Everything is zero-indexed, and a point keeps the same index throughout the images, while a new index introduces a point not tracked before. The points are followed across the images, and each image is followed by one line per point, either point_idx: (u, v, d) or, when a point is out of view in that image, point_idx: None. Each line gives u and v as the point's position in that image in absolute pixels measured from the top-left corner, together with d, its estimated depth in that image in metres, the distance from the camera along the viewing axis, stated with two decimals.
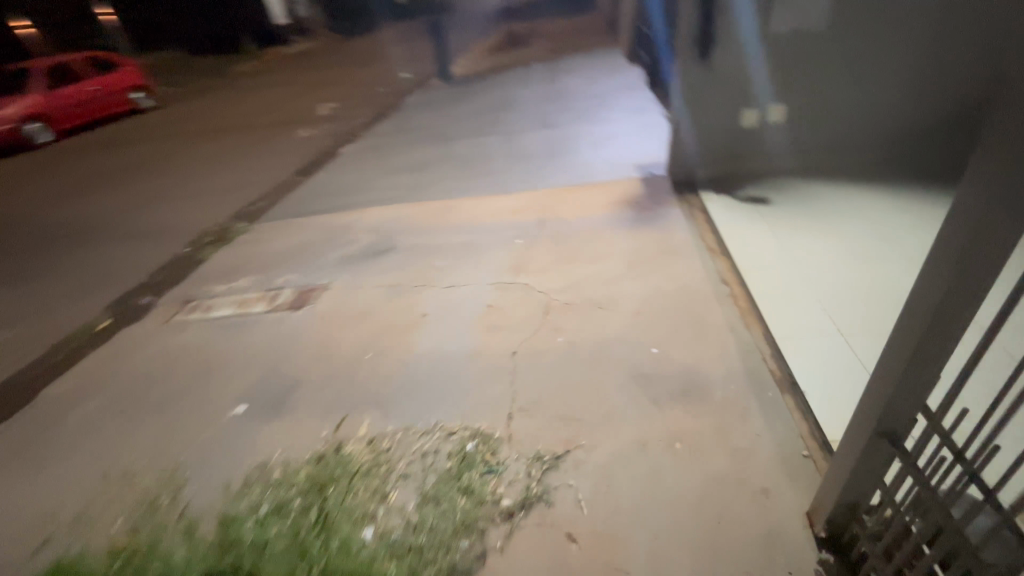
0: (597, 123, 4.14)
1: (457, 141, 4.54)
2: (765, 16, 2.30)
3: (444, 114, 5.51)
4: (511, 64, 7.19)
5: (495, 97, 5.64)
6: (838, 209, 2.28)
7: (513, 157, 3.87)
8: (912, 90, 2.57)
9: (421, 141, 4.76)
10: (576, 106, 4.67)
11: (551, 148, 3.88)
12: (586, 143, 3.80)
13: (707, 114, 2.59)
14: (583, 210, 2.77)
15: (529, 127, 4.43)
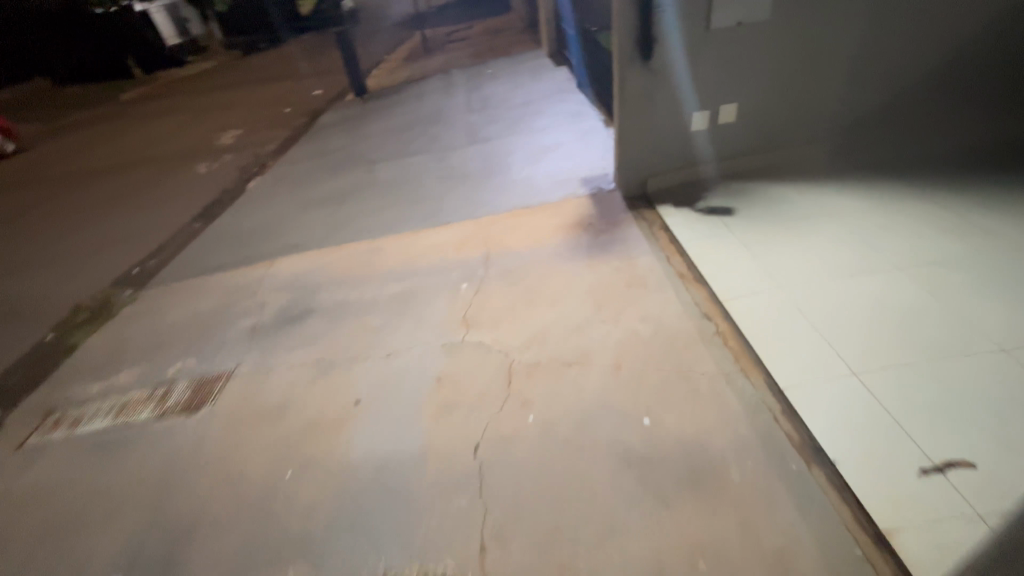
0: (531, 134, 3.83)
1: (380, 163, 4.09)
2: (708, 10, 2.06)
3: (362, 133, 4.99)
4: (430, 72, 6.79)
5: (416, 110, 5.22)
6: (807, 214, 2.10)
7: (444, 179, 3.49)
8: (893, 66, 2.26)
9: (339, 167, 4.26)
10: (506, 114, 4.35)
11: (485, 164, 3.54)
12: (523, 157, 3.48)
13: (653, 122, 2.36)
14: (532, 238, 2.44)
15: (457, 142, 4.06)
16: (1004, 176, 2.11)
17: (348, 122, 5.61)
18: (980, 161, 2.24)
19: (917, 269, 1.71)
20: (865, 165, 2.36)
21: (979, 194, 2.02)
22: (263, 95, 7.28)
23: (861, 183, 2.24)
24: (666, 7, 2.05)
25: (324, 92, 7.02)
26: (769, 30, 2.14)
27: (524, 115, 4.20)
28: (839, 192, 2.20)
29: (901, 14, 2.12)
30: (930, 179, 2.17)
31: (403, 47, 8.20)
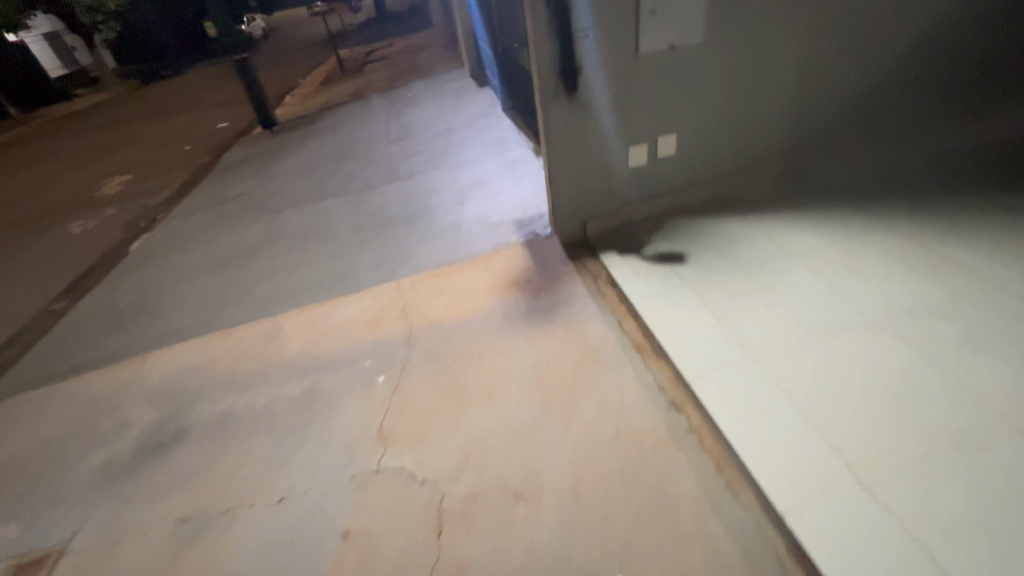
0: (457, 168, 3.46)
1: (286, 209, 3.58)
2: (636, 33, 1.78)
3: (268, 172, 4.41)
4: (345, 98, 6.30)
5: (329, 141, 4.72)
6: (765, 257, 1.86)
7: (360, 227, 3.06)
8: (834, 81, 2.08)
9: (238, 215, 3.70)
10: (428, 145, 3.97)
11: (406, 207, 3.14)
12: (448, 197, 3.11)
13: (586, 159, 2.06)
14: (461, 304, 2.06)
15: (375, 180, 3.63)
16: (959, 191, 1.98)
17: (253, 159, 5.00)
18: (930, 174, 2.11)
19: (898, 324, 1.49)
20: (816, 189, 2.17)
21: (939, 218, 1.87)
22: (156, 133, 6.47)
23: (816, 213, 2.05)
24: (587, 32, 1.75)
25: (227, 125, 6.33)
26: (705, 53, 1.89)
27: (447, 145, 3.84)
28: (794, 227, 2.00)
29: (839, 27, 1.94)
30: (885, 204, 2.00)
31: (316, 70, 7.61)
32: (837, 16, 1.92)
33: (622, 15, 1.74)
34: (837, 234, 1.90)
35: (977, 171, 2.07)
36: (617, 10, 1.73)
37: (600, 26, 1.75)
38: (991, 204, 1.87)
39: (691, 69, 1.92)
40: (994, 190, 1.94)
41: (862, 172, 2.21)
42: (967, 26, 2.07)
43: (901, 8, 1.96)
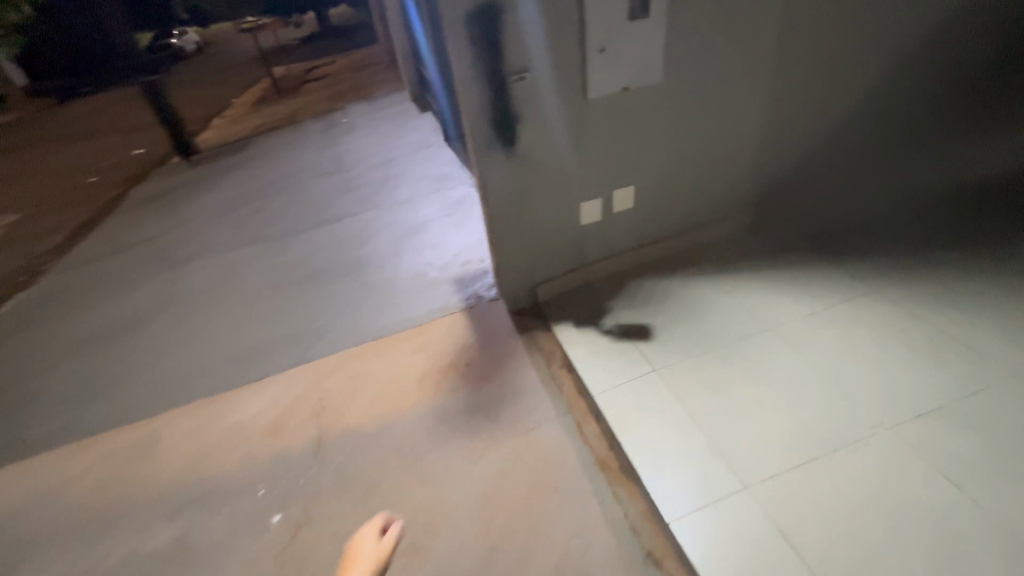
0: (393, 209, 3.05)
1: (191, 258, 3.05)
2: (583, 75, 1.48)
3: (176, 212, 3.83)
4: (276, 121, 5.78)
5: (251, 173, 4.20)
6: (742, 333, 1.60)
7: (275, 283, 2.59)
8: (805, 124, 1.86)
9: (133, 266, 3.14)
10: (362, 178, 3.55)
11: (332, 257, 2.69)
12: (381, 244, 2.70)
13: (531, 219, 1.75)
14: (388, 402, 1.68)
15: (299, 221, 3.16)
16: (943, 243, 1.80)
17: (164, 195, 4.39)
18: (909, 221, 1.93)
19: (908, 429, 1.26)
20: (790, 241, 1.96)
21: (926, 278, 1.67)
22: (53, 163, 5.68)
23: (793, 272, 1.81)
24: (524, 76, 1.43)
25: (139, 153, 5.62)
26: (663, 96, 1.61)
27: (384, 180, 3.44)
28: (770, 289, 1.75)
29: (808, 66, 1.73)
30: (870, 263, 1.79)
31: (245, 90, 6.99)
32: (806, 54, 1.70)
33: (566, 53, 1.43)
34: (818, 300, 1.67)
35: (959, 217, 1.90)
36: (559, 47, 1.41)
37: (539, 67, 1.43)
38: (981, 261, 1.69)
39: (648, 114, 1.63)
40: (978, 243, 1.77)
41: (840, 220, 1.99)
42: (946, 58, 1.86)
43: (876, 45, 1.75)
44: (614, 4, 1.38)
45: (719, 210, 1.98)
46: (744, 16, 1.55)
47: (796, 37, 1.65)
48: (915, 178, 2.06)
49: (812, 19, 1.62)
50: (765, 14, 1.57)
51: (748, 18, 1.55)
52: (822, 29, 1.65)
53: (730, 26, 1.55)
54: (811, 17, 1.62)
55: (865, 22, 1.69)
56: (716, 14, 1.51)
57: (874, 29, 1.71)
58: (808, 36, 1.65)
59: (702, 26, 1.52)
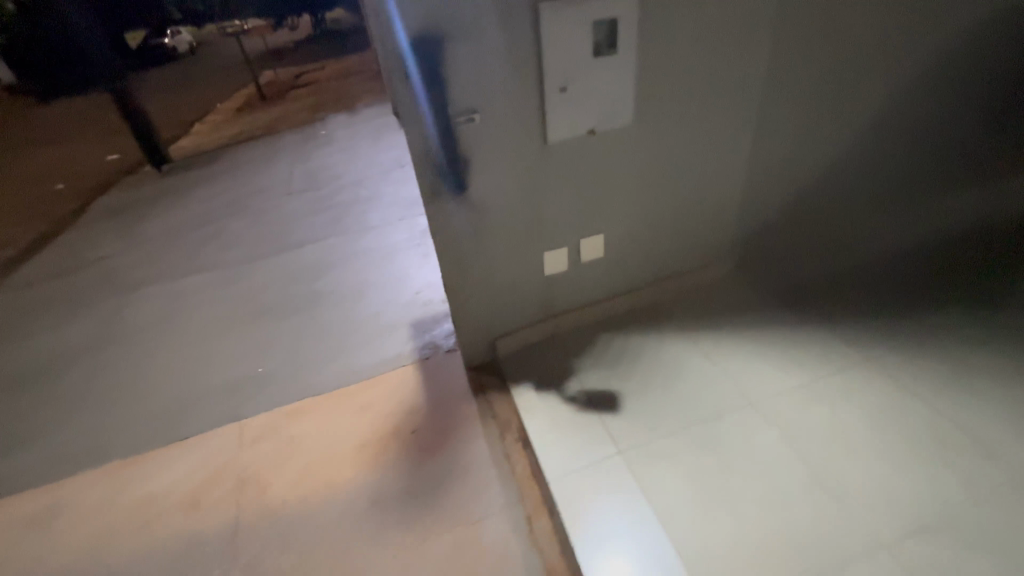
0: (359, 234, 2.85)
1: (140, 283, 2.83)
2: (541, 116, 1.30)
3: (130, 232, 3.57)
4: (251, 126, 5.50)
5: (220, 186, 3.99)
6: (721, 411, 1.42)
7: (220, 313, 2.35)
8: (795, 167, 1.70)
9: (81, 291, 2.93)
10: (330, 197, 3.35)
11: (286, 286, 2.46)
12: (340, 275, 2.48)
13: (489, 271, 1.54)
14: (318, 478, 1.48)
15: (257, 242, 2.93)
16: (946, 303, 1.64)
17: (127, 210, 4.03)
18: (910, 275, 1.76)
19: (901, 545, 1.11)
20: (781, 292, 1.78)
21: (921, 349, 1.50)
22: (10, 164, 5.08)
23: (779, 333, 1.64)
24: (475, 116, 1.24)
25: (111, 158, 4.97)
26: (635, 139, 1.44)
27: (353, 201, 3.24)
28: (753, 353, 1.58)
29: (799, 108, 1.56)
30: (865, 324, 1.61)
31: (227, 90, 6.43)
32: (796, 95, 1.53)
33: (522, 92, 1.25)
34: (805, 372, 1.49)
35: (963, 273, 1.74)
36: (514, 85, 1.23)
37: (491, 106, 1.25)
38: (987, 330, 1.53)
39: (618, 158, 1.46)
40: (981, 307, 1.61)
41: (834, 271, 1.82)
42: (955, 98, 1.69)
43: (876, 84, 1.59)
44: (577, 38, 1.21)
45: (699, 258, 1.81)
46: (727, 54, 1.38)
47: (786, 76, 1.48)
48: (919, 225, 1.88)
49: (803, 58, 1.46)
50: (751, 51, 1.40)
51: (731, 55, 1.39)
52: (813, 68, 1.49)
53: (711, 64, 1.38)
54: (803, 55, 1.46)
55: (864, 60, 1.52)
56: (695, 50, 1.34)
57: (872, 69, 1.55)
58: (799, 74, 1.49)
59: (679, 64, 1.35)
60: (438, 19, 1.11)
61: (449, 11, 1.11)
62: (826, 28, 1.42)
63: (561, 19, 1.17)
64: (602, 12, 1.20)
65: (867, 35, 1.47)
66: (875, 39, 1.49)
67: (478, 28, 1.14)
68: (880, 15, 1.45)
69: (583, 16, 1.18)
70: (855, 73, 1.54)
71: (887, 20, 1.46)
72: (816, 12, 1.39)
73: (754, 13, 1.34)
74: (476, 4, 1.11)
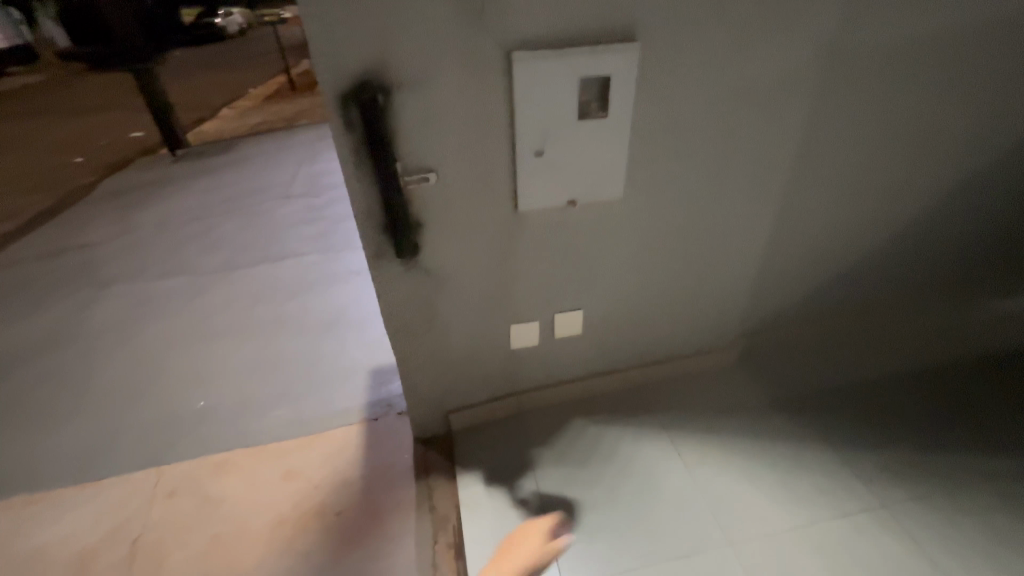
0: (343, 241, 2.66)
1: (103, 266, 2.62)
2: (511, 181, 1.10)
3: (119, 199, 3.32)
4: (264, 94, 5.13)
5: (213, 164, 3.79)
6: (691, 547, 1.22)
7: (178, 318, 2.18)
8: (818, 253, 1.46)
9: (39, 263, 2.71)
10: (324, 196, 3.19)
11: (253, 294, 2.29)
12: (311, 288, 2.29)
13: (444, 340, 1.33)
14: (222, 557, 1.31)
15: (236, 238, 2.76)
16: (975, 434, 1.41)
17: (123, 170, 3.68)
18: (937, 391, 1.52)
19: None
20: (785, 394, 1.55)
21: (940, 502, 1.26)
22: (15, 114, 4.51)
23: (777, 451, 1.40)
24: (431, 175, 1.05)
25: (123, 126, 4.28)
26: (626, 213, 1.23)
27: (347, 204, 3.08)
28: (740, 474, 1.36)
29: (826, 193, 1.34)
30: (875, 452, 1.38)
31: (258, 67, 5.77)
32: (825, 178, 1.30)
33: (489, 153, 1.05)
34: (798, 511, 1.26)
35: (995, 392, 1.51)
36: (480, 145, 1.04)
37: (451, 166, 1.05)
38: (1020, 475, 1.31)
39: (603, 232, 1.25)
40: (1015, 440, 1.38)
41: (846, 372, 1.59)
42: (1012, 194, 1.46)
43: (925, 172, 1.35)
44: (558, 98, 1.01)
45: (695, 340, 1.57)
46: (746, 125, 1.16)
47: (814, 157, 1.25)
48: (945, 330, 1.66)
49: (839, 137, 1.23)
50: (777, 125, 1.17)
51: (750, 127, 1.16)
52: (848, 151, 1.26)
53: (725, 135, 1.16)
54: (838, 133, 1.23)
55: (911, 145, 1.29)
56: (706, 120, 1.12)
57: (918, 158, 1.32)
58: (832, 156, 1.26)
59: (686, 134, 1.13)
60: (385, 62, 0.91)
61: (400, 53, 0.91)
62: (869, 106, 1.20)
63: (540, 74, 0.97)
64: (592, 69, 0.99)
65: (919, 119, 1.24)
66: (928, 122, 1.26)
67: (436, 75, 0.94)
68: (937, 98, 1.22)
69: (568, 71, 0.98)
70: (902, 154, 1.31)
71: (944, 104, 1.23)
72: (861, 87, 1.16)
73: (784, 83, 1.11)
74: (434, 49, 0.92)
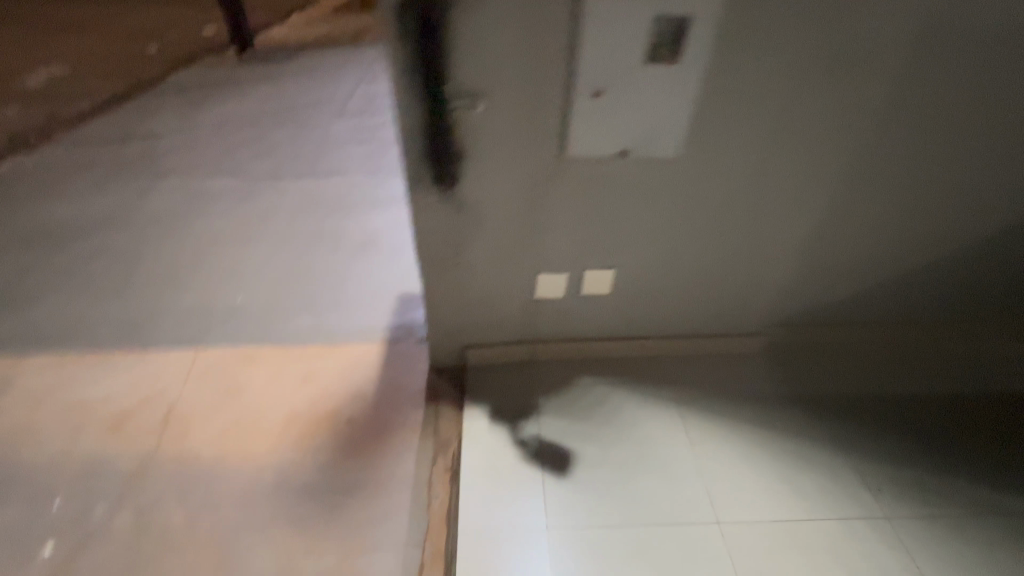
0: (387, 163, 2.65)
1: (164, 157, 2.73)
2: (561, 124, 1.05)
3: (181, 95, 3.40)
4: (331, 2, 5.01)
5: (273, 68, 3.78)
6: (677, 517, 1.24)
7: (225, 215, 2.28)
8: (873, 247, 1.37)
9: (105, 146, 2.84)
10: (375, 115, 3.17)
11: (297, 203, 2.35)
12: (351, 205, 2.33)
13: (469, 277, 1.33)
14: (241, 438, 1.42)
15: (287, 146, 2.81)
16: (986, 463, 1.38)
17: (189, 66, 3.73)
18: (970, 415, 1.48)
19: None
20: (807, 391, 1.51)
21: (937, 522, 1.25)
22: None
23: (783, 444, 1.38)
24: (479, 102, 1.01)
25: (194, 20, 4.27)
26: (675, 175, 1.17)
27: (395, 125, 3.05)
28: (741, 458, 1.35)
29: (894, 185, 1.26)
30: (881, 464, 1.36)
31: None
32: (897, 167, 1.21)
33: (543, 89, 1.00)
34: (792, 504, 1.27)
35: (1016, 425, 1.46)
36: (534, 78, 0.98)
37: (501, 97, 1.01)
38: None
39: (648, 192, 1.19)
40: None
41: (870, 378, 1.54)
42: None
43: (1013, 181, 1.25)
44: (624, 38, 0.95)
45: (723, 319, 1.52)
46: (820, 94, 1.08)
47: (891, 141, 1.17)
48: (984, 354, 1.58)
49: (924, 124, 1.14)
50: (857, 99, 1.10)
51: (827, 97, 1.08)
52: (931, 141, 1.17)
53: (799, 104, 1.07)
54: (924, 119, 1.14)
55: (1001, 148, 1.19)
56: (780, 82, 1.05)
57: (1003, 161, 1.22)
58: (912, 144, 1.17)
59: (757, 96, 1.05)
60: None
61: None
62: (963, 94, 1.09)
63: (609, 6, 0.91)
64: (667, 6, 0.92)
65: (1019, 116, 1.15)
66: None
67: None
68: None
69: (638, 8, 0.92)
70: (986, 155, 1.20)
71: None
72: (956, 71, 1.06)
73: (874, 52, 1.03)
74: None
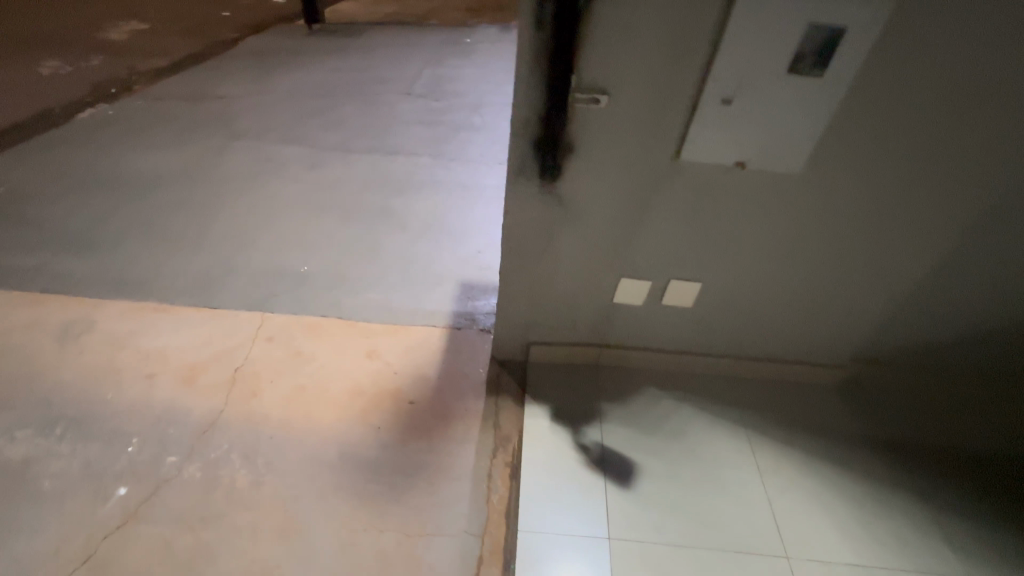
0: (453, 147, 2.64)
1: (237, 120, 2.78)
2: (682, 129, 1.02)
3: (255, 60, 3.46)
4: None
5: (343, 41, 3.81)
6: (742, 544, 1.20)
7: (295, 184, 2.31)
8: (983, 293, 1.29)
9: (181, 103, 2.92)
10: (442, 97, 3.16)
11: (364, 179, 2.36)
12: (417, 187, 2.33)
13: (552, 274, 1.30)
14: (306, 406, 1.44)
15: (356, 121, 2.82)
16: None
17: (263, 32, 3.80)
18: None
19: None
20: (885, 433, 1.43)
21: None
22: None
23: (857, 485, 1.32)
24: (603, 98, 0.98)
25: None
26: (788, 193, 1.12)
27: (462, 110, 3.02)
28: (811, 493, 1.30)
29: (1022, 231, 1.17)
30: (963, 520, 1.28)
31: None
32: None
33: (671, 92, 0.97)
34: (866, 549, 1.21)
35: None
36: (663, 80, 0.95)
37: (625, 97, 0.98)
38: None
39: (755, 208, 1.15)
40: None
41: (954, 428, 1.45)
42: None
43: None
44: (767, 47, 0.91)
45: (804, 348, 1.45)
46: (965, 123, 1.00)
47: None
48: None
49: None
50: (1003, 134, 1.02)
51: (971, 129, 1.01)
52: None
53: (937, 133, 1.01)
54: None
55: None
56: (922, 107, 0.98)
57: None
58: None
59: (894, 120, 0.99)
60: None
61: None
62: None
63: (760, 10, 0.87)
64: (823, 15, 0.88)
65: None
66: None
67: None
68: None
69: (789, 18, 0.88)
70: None
71: None
72: None
73: None
74: None
